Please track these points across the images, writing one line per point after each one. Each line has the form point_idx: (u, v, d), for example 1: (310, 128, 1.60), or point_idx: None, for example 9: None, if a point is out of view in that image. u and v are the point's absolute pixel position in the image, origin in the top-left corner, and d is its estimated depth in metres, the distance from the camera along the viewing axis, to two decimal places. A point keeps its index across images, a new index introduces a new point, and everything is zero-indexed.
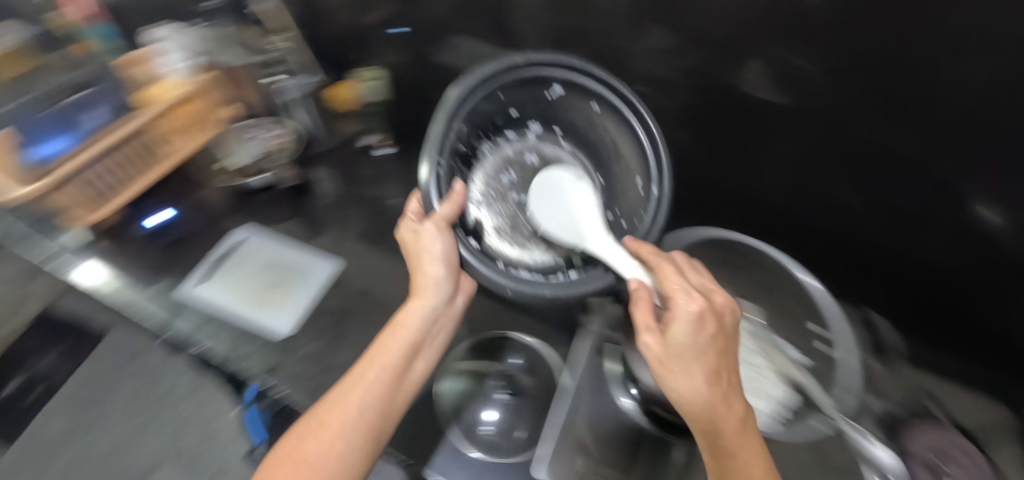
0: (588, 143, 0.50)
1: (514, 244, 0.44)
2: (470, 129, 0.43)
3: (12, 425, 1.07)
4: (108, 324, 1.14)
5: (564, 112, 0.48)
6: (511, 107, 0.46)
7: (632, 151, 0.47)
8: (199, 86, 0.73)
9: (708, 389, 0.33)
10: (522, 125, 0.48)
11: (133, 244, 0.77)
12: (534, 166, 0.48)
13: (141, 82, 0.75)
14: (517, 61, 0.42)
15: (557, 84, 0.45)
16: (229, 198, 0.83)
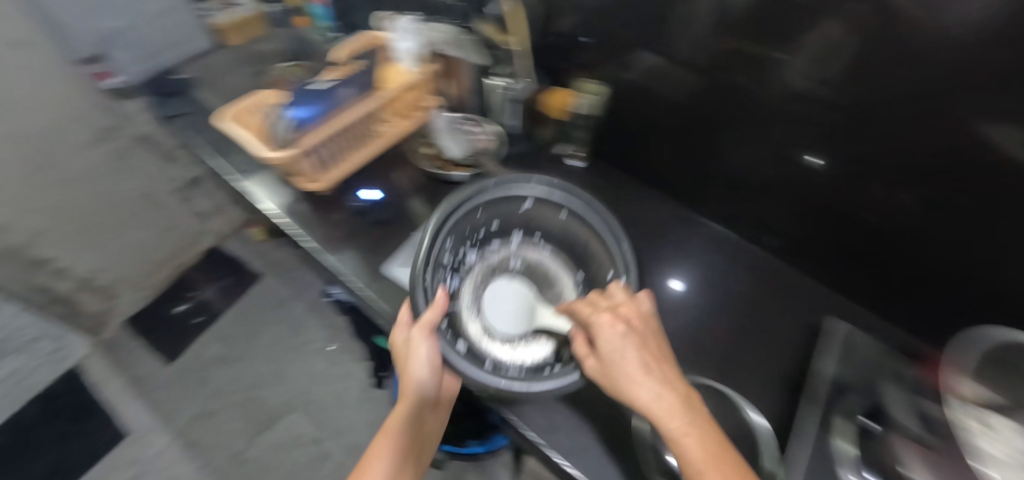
0: (563, 244, 0.60)
1: (505, 344, 0.51)
2: (451, 245, 0.54)
3: (178, 341, 1.23)
4: (264, 271, 1.34)
5: (538, 220, 0.59)
6: (491, 221, 0.58)
7: (591, 236, 0.57)
8: (422, 76, 0.78)
9: (629, 388, 0.40)
10: (505, 232, 0.59)
11: (335, 213, 0.80)
12: (517, 270, 0.58)
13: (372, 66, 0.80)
14: (490, 181, 0.56)
15: (527, 199, 0.58)
16: (420, 183, 0.84)
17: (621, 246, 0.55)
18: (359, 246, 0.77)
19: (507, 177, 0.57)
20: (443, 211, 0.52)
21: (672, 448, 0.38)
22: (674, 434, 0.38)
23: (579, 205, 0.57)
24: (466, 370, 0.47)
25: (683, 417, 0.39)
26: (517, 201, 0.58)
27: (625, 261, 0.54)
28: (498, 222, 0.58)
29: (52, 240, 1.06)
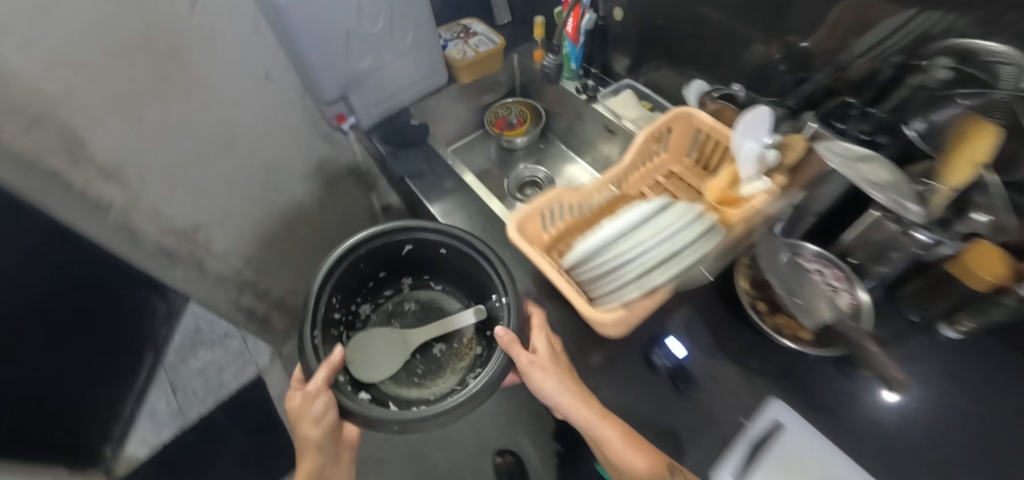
0: (453, 277, 0.74)
1: (412, 386, 0.69)
2: (337, 303, 0.63)
3: None
4: None
5: (419, 257, 0.71)
6: (380, 270, 0.71)
7: (472, 264, 0.64)
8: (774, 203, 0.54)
9: (555, 381, 0.51)
10: (396, 279, 0.76)
11: (601, 349, 0.60)
12: (411, 308, 0.78)
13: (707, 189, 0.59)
14: (364, 235, 0.62)
15: (408, 244, 0.67)
16: (717, 327, 0.60)
17: (476, 252, 0.62)
18: (637, 421, 0.54)
19: (379, 227, 0.62)
20: (323, 271, 0.58)
21: (600, 438, 0.49)
22: (593, 420, 0.49)
23: (447, 237, 0.64)
24: (370, 414, 0.50)
25: (596, 408, 0.51)
26: (397, 247, 0.68)
27: (505, 281, 0.58)
28: (384, 271, 0.71)
29: (259, 266, 1.06)
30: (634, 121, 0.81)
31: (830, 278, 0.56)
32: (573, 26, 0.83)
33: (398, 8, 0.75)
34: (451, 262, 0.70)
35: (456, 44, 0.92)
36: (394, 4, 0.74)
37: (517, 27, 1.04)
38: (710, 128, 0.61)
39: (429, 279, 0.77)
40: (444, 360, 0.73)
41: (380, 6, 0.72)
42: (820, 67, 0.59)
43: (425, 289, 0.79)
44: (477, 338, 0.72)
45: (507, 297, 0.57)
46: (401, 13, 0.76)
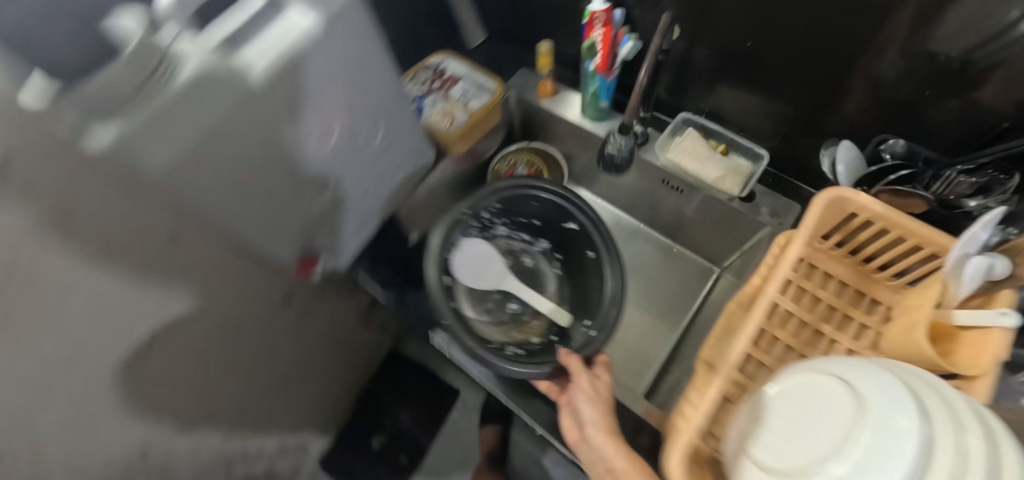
0: (578, 284, 0.72)
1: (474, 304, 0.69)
2: (494, 208, 0.68)
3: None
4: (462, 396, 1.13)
5: (572, 242, 0.70)
6: (537, 220, 0.72)
7: (603, 275, 0.64)
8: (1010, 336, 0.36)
9: (593, 401, 0.53)
10: (537, 237, 0.75)
11: None
12: (523, 263, 0.77)
13: (905, 326, 0.42)
14: (552, 185, 0.66)
15: (574, 224, 0.68)
16: None
17: (610, 263, 0.62)
18: None
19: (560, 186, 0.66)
20: (510, 179, 0.66)
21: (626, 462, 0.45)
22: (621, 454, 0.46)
23: (598, 235, 0.65)
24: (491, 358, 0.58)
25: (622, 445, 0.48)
26: (563, 217, 0.68)
27: (606, 318, 0.61)
28: (540, 223, 0.73)
29: (241, 436, 0.81)
30: (719, 181, 0.58)
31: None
32: (605, 56, 0.59)
33: (361, 98, 0.47)
34: (587, 268, 0.68)
35: (436, 103, 0.65)
36: (354, 97, 0.46)
37: (496, 52, 0.78)
38: (879, 217, 0.43)
39: (557, 261, 0.75)
40: (506, 322, 0.71)
41: (334, 109, 0.45)
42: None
43: (546, 264, 0.76)
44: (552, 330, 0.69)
45: (596, 331, 0.61)
46: (366, 105, 0.49)
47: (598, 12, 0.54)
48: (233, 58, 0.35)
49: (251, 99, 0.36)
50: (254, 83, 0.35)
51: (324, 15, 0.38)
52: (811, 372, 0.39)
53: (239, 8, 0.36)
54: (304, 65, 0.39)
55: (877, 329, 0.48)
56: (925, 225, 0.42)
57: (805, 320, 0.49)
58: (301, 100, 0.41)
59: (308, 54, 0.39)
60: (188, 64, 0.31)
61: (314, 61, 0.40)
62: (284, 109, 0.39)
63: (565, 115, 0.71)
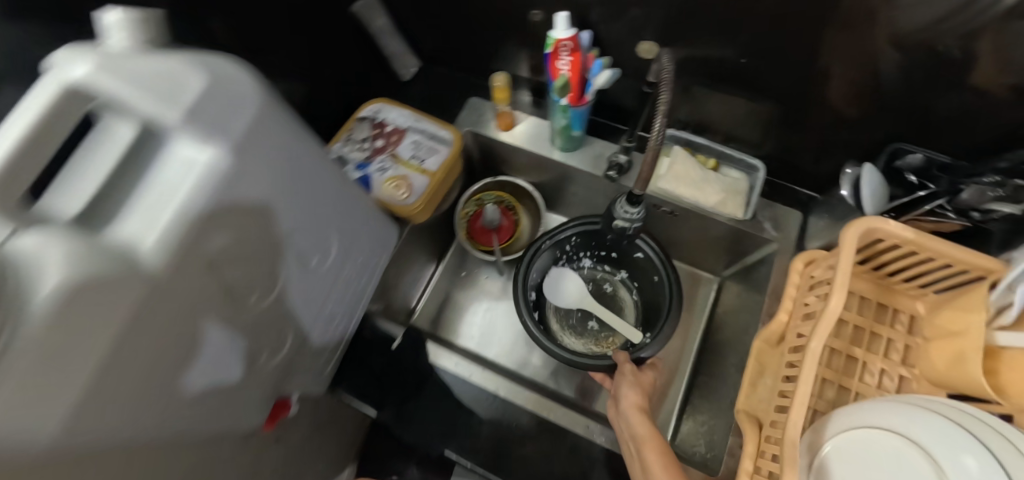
0: (649, 306, 0.68)
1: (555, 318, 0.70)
2: (575, 242, 0.67)
3: None
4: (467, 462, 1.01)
5: (642, 267, 0.66)
6: (615, 251, 0.68)
7: (665, 288, 0.62)
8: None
9: (634, 387, 0.52)
10: (621, 266, 0.71)
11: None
12: (603, 290, 0.72)
13: (950, 357, 0.40)
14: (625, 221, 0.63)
15: (643, 252, 0.64)
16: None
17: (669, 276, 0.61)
18: None
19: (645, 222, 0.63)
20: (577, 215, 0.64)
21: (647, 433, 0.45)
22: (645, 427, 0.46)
23: (659, 257, 0.61)
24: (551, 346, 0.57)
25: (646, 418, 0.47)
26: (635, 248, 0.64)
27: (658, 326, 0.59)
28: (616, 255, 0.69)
29: None
30: (720, 205, 0.53)
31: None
32: (575, 86, 0.50)
33: (304, 214, 0.37)
34: (655, 291, 0.65)
35: (385, 168, 0.54)
36: (297, 217, 0.36)
37: (434, 82, 0.67)
38: (909, 243, 0.41)
39: (635, 287, 0.70)
40: (585, 333, 0.70)
41: (274, 243, 0.34)
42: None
43: (625, 290, 0.71)
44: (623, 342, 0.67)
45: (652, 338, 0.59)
46: (314, 219, 0.38)
47: (563, 39, 0.46)
48: (104, 236, 0.24)
49: (158, 286, 0.24)
50: (148, 263, 0.24)
51: (234, 138, 0.28)
52: (891, 438, 0.38)
53: (98, 156, 0.25)
54: (224, 206, 0.28)
55: (905, 342, 0.47)
56: (958, 246, 0.40)
57: (837, 347, 0.47)
58: (228, 254, 0.29)
59: (229, 191, 0.28)
60: (51, 276, 0.18)
61: (238, 196, 0.29)
62: (207, 275, 0.28)
63: (533, 145, 0.61)
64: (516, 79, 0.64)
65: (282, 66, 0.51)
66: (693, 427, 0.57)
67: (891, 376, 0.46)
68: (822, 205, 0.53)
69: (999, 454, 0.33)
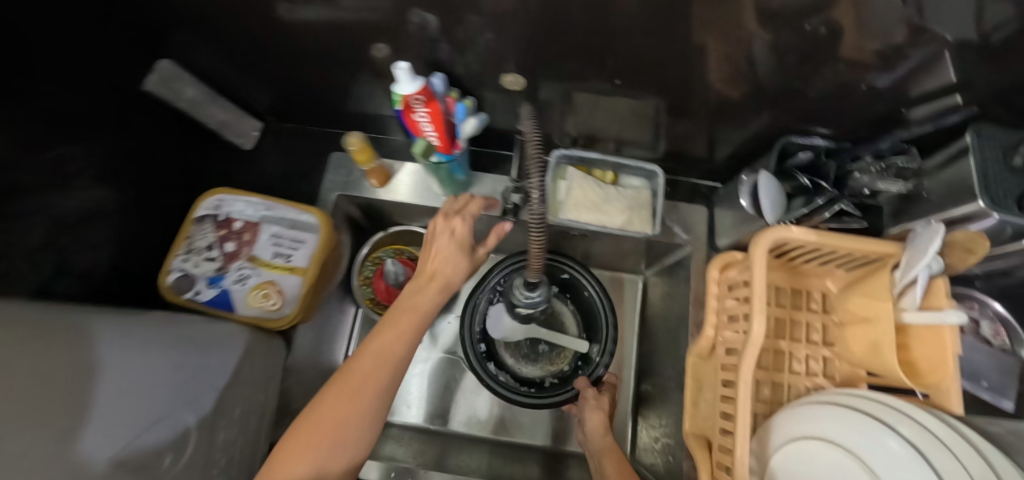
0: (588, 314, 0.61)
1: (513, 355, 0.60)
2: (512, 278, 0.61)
3: None
4: None
5: (577, 283, 0.60)
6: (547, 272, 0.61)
7: (596, 301, 0.59)
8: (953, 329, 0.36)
9: (596, 410, 0.52)
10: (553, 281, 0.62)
11: None
12: None
13: (865, 344, 0.41)
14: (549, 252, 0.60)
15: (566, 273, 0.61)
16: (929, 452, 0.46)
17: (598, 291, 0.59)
18: None
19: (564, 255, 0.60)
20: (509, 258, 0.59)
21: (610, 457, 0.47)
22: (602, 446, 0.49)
23: (586, 274, 0.59)
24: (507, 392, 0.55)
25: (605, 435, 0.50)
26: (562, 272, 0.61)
27: (605, 343, 0.58)
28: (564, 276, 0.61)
29: None
30: (630, 224, 0.49)
31: (986, 331, 0.47)
32: (442, 137, 0.43)
33: (147, 401, 0.30)
34: (587, 303, 0.61)
35: (245, 277, 0.45)
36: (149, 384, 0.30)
37: (287, 144, 0.56)
38: (813, 243, 0.40)
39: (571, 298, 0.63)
40: (538, 361, 0.60)
41: (124, 422, 0.28)
42: (887, 93, 0.38)
43: (562, 303, 0.62)
44: (575, 356, 0.60)
45: (600, 354, 0.58)
46: (167, 394, 0.31)
47: (412, 93, 0.38)
48: None
49: None
50: None
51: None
52: (832, 451, 0.37)
53: None
54: (59, 347, 0.26)
55: (822, 322, 0.47)
56: (859, 238, 0.39)
57: (765, 346, 0.46)
58: (80, 405, 0.26)
59: (75, 340, 0.28)
60: None
61: (78, 348, 0.27)
62: (52, 436, 0.23)
63: (417, 201, 0.54)
64: (380, 122, 0.55)
65: (80, 176, 0.39)
66: (648, 443, 0.57)
67: (816, 358, 0.47)
68: (724, 199, 0.52)
69: (931, 457, 0.33)
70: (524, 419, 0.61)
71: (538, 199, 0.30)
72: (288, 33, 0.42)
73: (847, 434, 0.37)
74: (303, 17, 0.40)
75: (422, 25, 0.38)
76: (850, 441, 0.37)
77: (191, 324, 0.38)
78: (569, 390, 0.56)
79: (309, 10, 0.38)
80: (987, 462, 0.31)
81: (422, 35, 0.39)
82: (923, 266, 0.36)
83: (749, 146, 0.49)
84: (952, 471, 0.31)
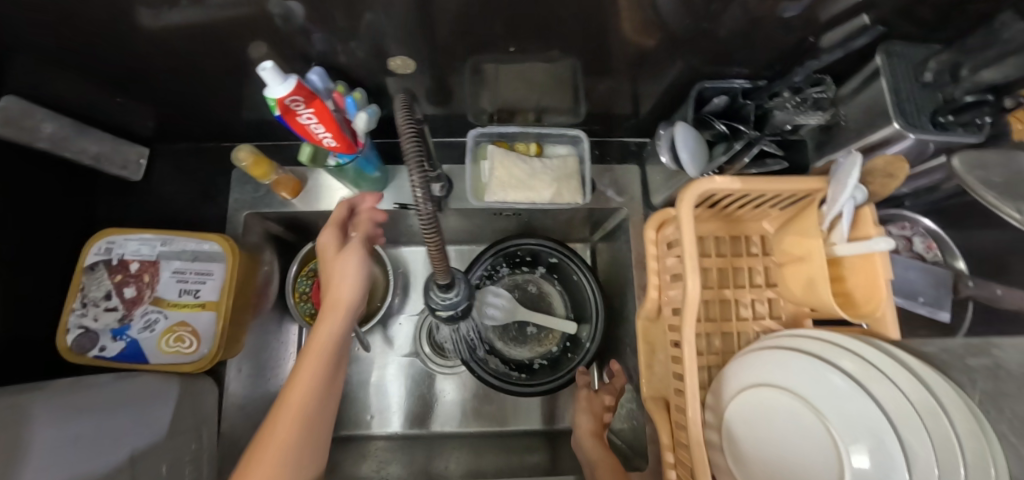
0: (575, 296, 0.59)
1: (501, 338, 0.59)
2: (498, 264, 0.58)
3: None
4: None
5: (566, 267, 0.57)
6: (528, 255, 0.58)
7: (583, 283, 0.56)
8: (883, 257, 0.36)
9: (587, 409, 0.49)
10: (539, 263, 0.60)
11: None
12: (531, 294, 0.61)
13: (802, 280, 0.41)
14: (531, 238, 0.56)
15: (552, 257, 0.57)
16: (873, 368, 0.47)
17: (587, 275, 0.55)
18: None
19: (544, 241, 0.56)
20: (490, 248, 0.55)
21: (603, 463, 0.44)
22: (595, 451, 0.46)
23: (570, 257, 0.56)
24: (486, 373, 0.52)
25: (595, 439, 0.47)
26: (547, 254, 0.57)
27: (595, 329, 0.54)
28: (553, 258, 0.57)
29: None
30: (559, 196, 0.47)
31: (919, 246, 0.48)
32: (336, 140, 0.39)
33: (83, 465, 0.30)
34: (574, 285, 0.58)
35: (153, 322, 0.41)
36: (77, 443, 0.30)
37: (183, 166, 0.51)
38: (739, 191, 0.38)
39: (558, 278, 0.61)
40: (526, 343, 0.60)
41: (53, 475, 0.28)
42: (798, 24, 0.36)
43: (549, 283, 0.61)
44: (564, 337, 0.58)
45: (590, 340, 0.54)
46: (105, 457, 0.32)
47: (287, 96, 0.34)
48: None
49: None
50: None
51: None
52: (779, 395, 0.38)
53: None
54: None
55: (764, 264, 0.47)
56: (782, 178, 0.38)
57: (710, 298, 0.46)
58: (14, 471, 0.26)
59: (11, 420, 0.28)
60: None
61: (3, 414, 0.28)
62: None
63: (335, 207, 0.50)
64: (280, 127, 0.50)
65: None
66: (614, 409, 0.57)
67: (762, 301, 0.47)
68: (653, 155, 0.49)
69: (869, 387, 0.34)
70: (492, 407, 0.60)
71: (424, 195, 0.25)
72: (141, 44, 0.37)
73: (785, 375, 0.38)
74: (147, 23, 0.34)
75: (285, 15, 0.33)
76: (789, 380, 0.38)
77: (109, 389, 0.36)
78: (558, 378, 0.52)
79: (149, 15, 0.33)
80: (916, 382, 0.33)
81: (291, 27, 0.35)
82: (847, 198, 0.35)
83: (672, 96, 0.47)
84: (889, 396, 0.33)
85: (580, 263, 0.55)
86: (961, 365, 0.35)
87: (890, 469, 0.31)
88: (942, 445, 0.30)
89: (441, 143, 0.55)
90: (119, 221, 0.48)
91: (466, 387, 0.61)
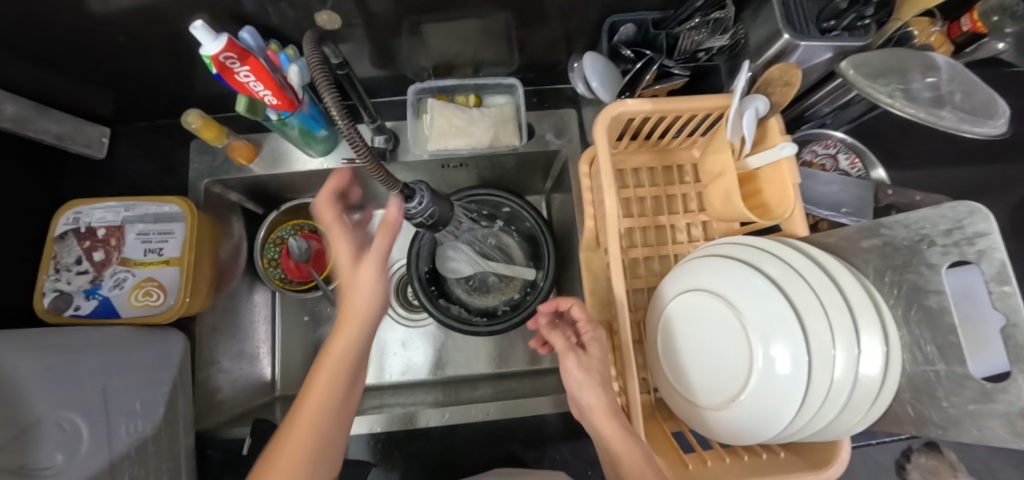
0: (531, 243, 0.62)
1: (463, 288, 0.62)
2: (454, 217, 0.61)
3: None
4: None
5: (519, 215, 0.60)
6: (483, 208, 0.61)
7: (535, 228, 0.59)
8: (790, 159, 0.38)
9: (581, 371, 0.38)
10: (495, 216, 0.63)
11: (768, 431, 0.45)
12: (491, 248, 0.64)
13: (721, 194, 0.43)
14: (481, 190, 0.58)
15: (505, 207, 0.60)
16: None
17: (537, 219, 0.58)
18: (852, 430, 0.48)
19: (496, 192, 0.58)
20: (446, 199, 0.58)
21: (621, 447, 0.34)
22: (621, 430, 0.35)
23: (519, 203, 0.58)
24: (446, 316, 0.55)
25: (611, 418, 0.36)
26: (499, 204, 0.60)
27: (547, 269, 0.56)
28: (506, 208, 0.60)
29: None
30: (495, 140, 0.50)
31: (844, 163, 0.50)
32: (276, 95, 0.42)
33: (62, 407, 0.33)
34: (529, 232, 0.61)
35: (122, 280, 0.44)
36: (59, 390, 0.34)
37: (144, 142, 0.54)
38: (653, 112, 0.41)
39: (516, 230, 0.64)
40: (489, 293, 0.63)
41: (39, 406, 0.32)
42: None
43: (508, 236, 0.65)
44: (523, 284, 0.61)
45: (543, 280, 0.57)
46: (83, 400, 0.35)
47: (220, 52, 0.36)
48: None
49: None
50: None
51: None
52: (704, 298, 0.39)
53: None
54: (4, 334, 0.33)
55: (695, 190, 0.50)
56: (691, 96, 0.41)
57: (644, 224, 0.48)
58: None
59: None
60: None
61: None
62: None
63: (291, 169, 0.54)
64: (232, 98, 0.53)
65: None
66: None
67: (696, 224, 0.49)
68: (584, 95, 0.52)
69: (786, 284, 0.36)
70: (461, 356, 0.64)
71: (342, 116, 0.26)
72: (83, 23, 0.39)
73: (709, 277, 0.40)
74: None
75: None
76: (711, 280, 0.40)
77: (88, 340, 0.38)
78: (515, 317, 0.55)
79: None
80: (823, 272, 0.36)
81: None
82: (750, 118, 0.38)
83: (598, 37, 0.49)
84: (793, 283, 0.36)
85: (531, 209, 0.58)
86: (858, 248, 0.38)
87: (799, 354, 0.34)
88: (834, 309, 0.34)
89: (389, 104, 0.57)
90: (88, 196, 0.51)
91: (434, 337, 0.65)
